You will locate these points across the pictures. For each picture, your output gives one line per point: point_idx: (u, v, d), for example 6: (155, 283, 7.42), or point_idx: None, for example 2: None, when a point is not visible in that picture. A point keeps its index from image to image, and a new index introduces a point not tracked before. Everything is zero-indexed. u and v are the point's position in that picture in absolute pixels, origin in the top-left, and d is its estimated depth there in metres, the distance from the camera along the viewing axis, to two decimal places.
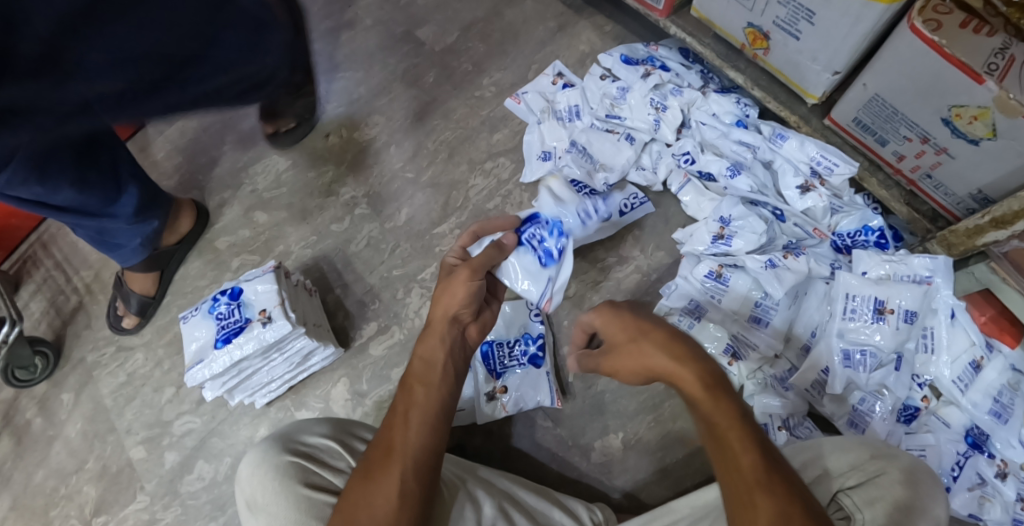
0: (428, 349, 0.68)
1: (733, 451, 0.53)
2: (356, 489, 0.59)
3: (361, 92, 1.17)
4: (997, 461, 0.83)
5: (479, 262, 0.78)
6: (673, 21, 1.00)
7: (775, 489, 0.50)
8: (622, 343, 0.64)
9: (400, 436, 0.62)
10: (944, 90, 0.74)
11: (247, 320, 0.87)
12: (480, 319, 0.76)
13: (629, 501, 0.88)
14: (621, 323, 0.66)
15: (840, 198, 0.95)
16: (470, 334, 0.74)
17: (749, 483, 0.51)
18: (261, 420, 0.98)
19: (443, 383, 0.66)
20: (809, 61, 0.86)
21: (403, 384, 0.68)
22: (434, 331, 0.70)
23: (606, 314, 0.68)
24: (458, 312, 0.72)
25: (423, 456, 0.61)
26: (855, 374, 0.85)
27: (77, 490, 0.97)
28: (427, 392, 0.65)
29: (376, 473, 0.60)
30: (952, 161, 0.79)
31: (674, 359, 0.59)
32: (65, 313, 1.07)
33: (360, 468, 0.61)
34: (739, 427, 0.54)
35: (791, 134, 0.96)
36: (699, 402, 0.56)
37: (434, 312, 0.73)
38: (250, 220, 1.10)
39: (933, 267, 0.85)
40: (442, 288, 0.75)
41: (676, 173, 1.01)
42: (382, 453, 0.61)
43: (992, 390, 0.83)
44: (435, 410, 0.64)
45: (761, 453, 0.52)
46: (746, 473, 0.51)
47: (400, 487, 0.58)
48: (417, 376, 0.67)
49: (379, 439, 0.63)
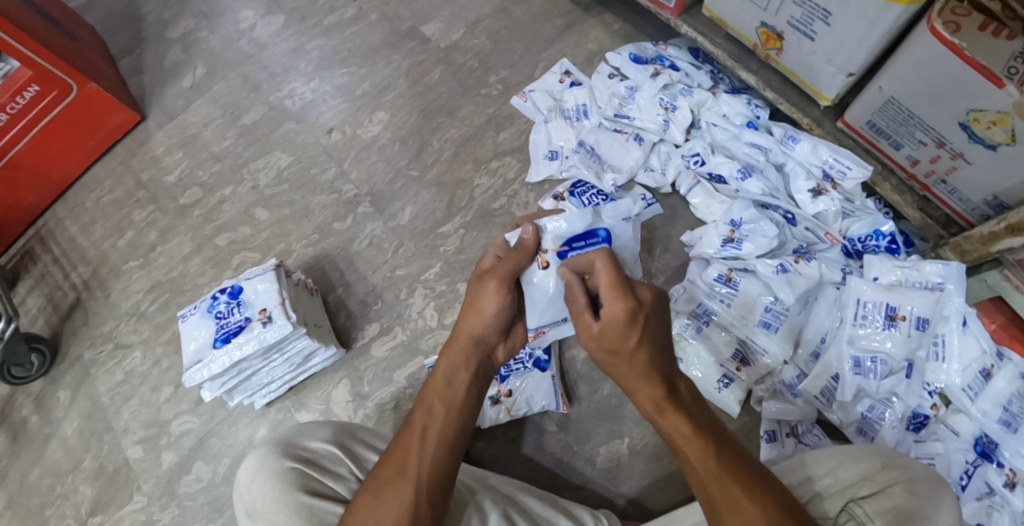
0: (449, 367, 0.67)
1: (694, 460, 0.59)
2: (363, 507, 0.58)
3: (365, 88, 1.15)
4: (1006, 471, 0.80)
5: (508, 268, 0.68)
6: (684, 21, 0.99)
7: (749, 494, 0.55)
8: (603, 355, 0.64)
9: (412, 458, 0.61)
10: (963, 93, 0.72)
11: (247, 320, 0.85)
12: (509, 340, 0.73)
13: (634, 508, 0.87)
14: (624, 332, 0.61)
15: (851, 202, 0.94)
16: (495, 356, 0.72)
17: (711, 494, 0.57)
18: (260, 422, 0.97)
19: (461, 404, 0.65)
20: (823, 63, 0.84)
21: (420, 399, 0.66)
22: (456, 347, 0.68)
23: (612, 311, 0.62)
24: (485, 332, 0.68)
25: (436, 477, 0.60)
26: (865, 381, 0.83)
27: (73, 489, 0.96)
28: (446, 412, 0.64)
29: (388, 495, 0.58)
30: (968, 167, 0.78)
31: (639, 380, 0.62)
32: (63, 310, 1.06)
33: (369, 487, 0.60)
34: (694, 437, 0.59)
35: (802, 137, 0.94)
36: (653, 417, 0.62)
37: (459, 329, 0.69)
38: (250, 217, 1.08)
39: (945, 274, 0.83)
40: (471, 296, 0.69)
41: (685, 175, 1.00)
42: (393, 474, 0.60)
43: (1002, 398, 0.82)
44: (451, 429, 0.63)
45: (718, 464, 0.58)
46: (708, 480, 0.58)
47: (412, 511, 0.57)
48: (435, 394, 0.65)
49: (391, 455, 0.62)
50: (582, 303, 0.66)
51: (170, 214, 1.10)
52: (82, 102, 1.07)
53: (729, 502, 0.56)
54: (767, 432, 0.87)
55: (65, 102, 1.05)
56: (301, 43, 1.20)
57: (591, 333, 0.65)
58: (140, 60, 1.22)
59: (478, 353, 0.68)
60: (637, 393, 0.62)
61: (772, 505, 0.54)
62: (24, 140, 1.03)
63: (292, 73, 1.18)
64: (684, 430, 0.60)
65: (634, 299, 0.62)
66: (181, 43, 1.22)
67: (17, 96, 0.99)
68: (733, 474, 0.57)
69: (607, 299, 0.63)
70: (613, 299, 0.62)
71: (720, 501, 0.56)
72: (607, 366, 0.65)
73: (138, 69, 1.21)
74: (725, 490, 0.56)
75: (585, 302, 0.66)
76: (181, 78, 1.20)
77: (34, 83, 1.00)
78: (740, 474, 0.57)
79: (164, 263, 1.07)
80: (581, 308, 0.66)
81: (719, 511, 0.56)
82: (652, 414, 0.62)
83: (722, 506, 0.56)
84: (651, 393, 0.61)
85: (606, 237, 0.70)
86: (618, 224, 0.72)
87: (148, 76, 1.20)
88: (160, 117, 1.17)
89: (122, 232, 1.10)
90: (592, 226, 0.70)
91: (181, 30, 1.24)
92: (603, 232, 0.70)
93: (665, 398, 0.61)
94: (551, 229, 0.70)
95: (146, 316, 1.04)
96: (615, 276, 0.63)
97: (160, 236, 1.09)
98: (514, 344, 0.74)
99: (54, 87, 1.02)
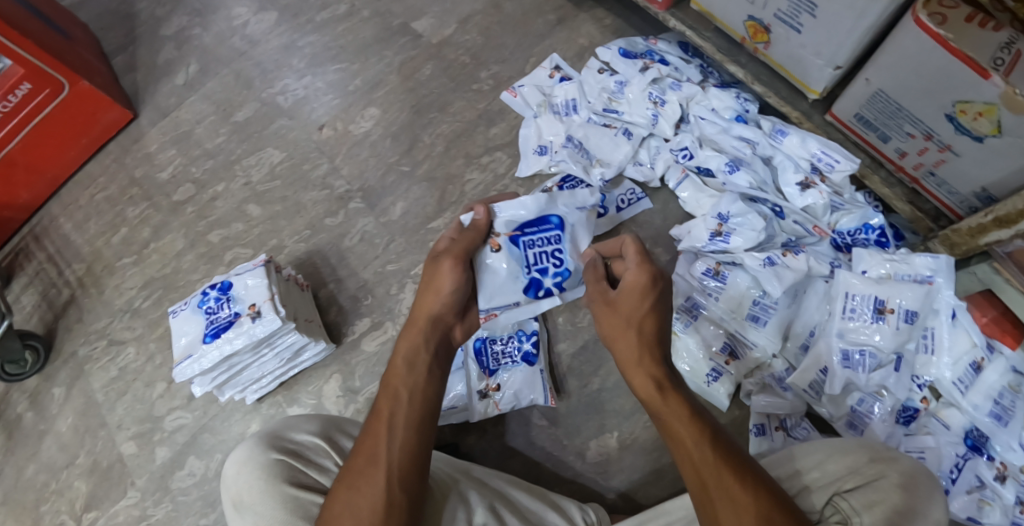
0: (411, 350, 0.68)
1: (689, 443, 0.59)
2: (339, 498, 0.58)
3: (357, 84, 1.15)
4: (997, 464, 0.81)
5: (464, 247, 0.71)
6: (673, 15, 0.99)
7: (740, 481, 0.56)
8: (614, 321, 0.67)
9: (382, 447, 0.61)
10: (949, 85, 0.72)
11: (236, 315, 0.85)
12: (466, 320, 0.74)
13: (624, 502, 0.87)
14: (639, 296, 0.66)
15: (841, 195, 0.93)
16: (453, 336, 0.73)
17: (704, 477, 0.57)
18: (253, 416, 0.97)
19: (417, 380, 0.66)
20: (812, 56, 0.84)
21: (385, 382, 0.67)
22: (415, 327, 0.70)
23: (636, 276, 0.66)
24: (442, 311, 0.70)
25: (407, 460, 0.60)
26: (854, 374, 0.83)
27: (67, 485, 0.96)
28: (411, 395, 0.65)
29: (362, 484, 0.59)
30: (956, 159, 0.78)
31: (637, 357, 0.64)
32: (57, 307, 1.06)
33: (342, 476, 0.61)
34: (692, 421, 0.60)
35: (791, 130, 0.94)
36: (652, 402, 0.63)
37: (418, 309, 0.71)
38: (242, 213, 1.09)
39: (934, 266, 0.83)
40: (426, 280, 0.72)
41: (674, 169, 1.00)
42: (364, 464, 0.60)
43: (993, 392, 0.81)
44: (418, 411, 0.64)
45: (713, 449, 0.58)
46: (702, 467, 0.58)
47: (385, 497, 0.58)
48: (399, 379, 0.66)
49: (361, 445, 0.62)
50: (601, 273, 0.71)
51: (163, 211, 1.11)
52: (74, 100, 1.08)
53: (723, 487, 0.56)
54: (756, 425, 0.87)
55: (58, 99, 1.05)
56: (293, 39, 1.20)
57: (604, 297, 0.69)
58: (132, 57, 1.22)
59: (435, 331, 0.70)
60: (637, 371, 0.64)
61: (762, 490, 0.55)
62: (19, 138, 1.04)
63: (285, 69, 1.18)
64: (682, 412, 0.61)
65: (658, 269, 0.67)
66: (175, 41, 1.23)
67: (10, 94, 1.00)
68: (726, 461, 0.57)
69: (632, 265, 0.67)
70: (639, 265, 0.66)
71: (711, 487, 0.57)
72: (613, 337, 0.67)
73: (132, 67, 1.22)
74: (718, 476, 0.57)
75: (603, 273, 0.71)
76: (175, 75, 1.20)
77: (27, 81, 1.01)
78: (730, 459, 0.58)
79: (157, 259, 1.08)
80: (599, 276, 0.71)
81: (709, 493, 0.57)
82: (652, 395, 0.63)
83: (714, 489, 0.56)
84: (651, 372, 0.63)
85: (557, 223, 0.73)
86: (573, 213, 0.74)
87: (141, 73, 1.21)
88: (153, 114, 1.18)
89: (116, 229, 1.10)
90: (544, 212, 0.73)
91: (174, 27, 1.24)
92: (556, 219, 0.73)
93: (666, 379, 0.63)
94: (503, 214, 0.73)
95: (140, 312, 1.05)
96: (644, 247, 0.68)
97: (154, 232, 1.09)
98: (471, 324, 0.75)
99: (46, 85, 1.03)
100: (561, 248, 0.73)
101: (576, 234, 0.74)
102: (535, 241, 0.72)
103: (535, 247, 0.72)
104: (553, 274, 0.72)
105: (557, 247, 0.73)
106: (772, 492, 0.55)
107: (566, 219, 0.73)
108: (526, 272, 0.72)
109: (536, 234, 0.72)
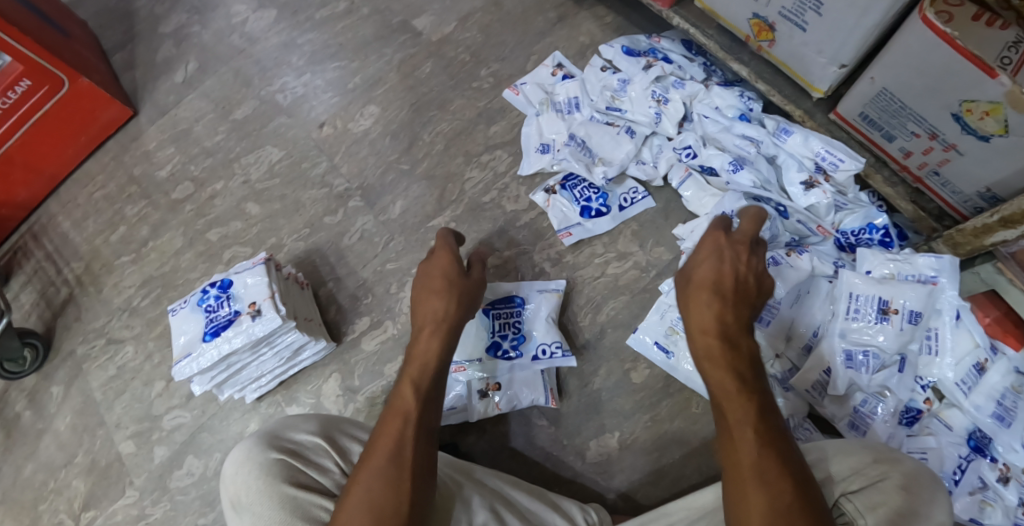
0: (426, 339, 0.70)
1: (732, 420, 0.59)
2: (356, 495, 0.58)
3: (357, 81, 1.14)
4: (999, 465, 0.80)
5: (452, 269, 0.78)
6: (675, 12, 0.98)
7: (774, 463, 0.55)
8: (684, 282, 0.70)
9: (403, 443, 0.61)
10: (955, 83, 0.71)
11: (235, 314, 0.84)
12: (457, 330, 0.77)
13: (625, 502, 0.87)
14: (716, 256, 0.69)
15: (845, 194, 0.92)
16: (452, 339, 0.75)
17: (740, 456, 0.57)
18: (251, 416, 0.97)
19: (434, 378, 0.68)
20: (815, 54, 0.84)
21: (400, 379, 0.68)
22: (428, 326, 0.72)
23: (706, 243, 0.71)
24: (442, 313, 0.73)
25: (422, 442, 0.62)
26: (857, 375, 0.83)
27: (65, 484, 0.96)
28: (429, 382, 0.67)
29: (377, 455, 0.61)
30: (960, 159, 0.77)
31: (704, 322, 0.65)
32: (56, 306, 1.06)
33: (358, 472, 0.61)
34: (740, 398, 0.60)
35: (795, 128, 0.93)
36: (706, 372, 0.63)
37: (423, 311, 0.74)
38: (241, 211, 1.08)
39: (938, 267, 0.82)
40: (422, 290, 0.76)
41: (676, 168, 0.99)
42: (385, 460, 0.60)
43: (995, 393, 0.80)
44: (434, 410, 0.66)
45: (755, 430, 0.57)
46: (741, 445, 0.57)
47: (399, 476, 0.59)
48: (418, 366, 0.68)
49: (378, 442, 0.62)
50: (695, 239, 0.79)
51: (162, 209, 1.10)
52: (73, 98, 1.07)
53: (757, 467, 0.55)
54: None
55: (57, 96, 1.05)
56: (293, 37, 1.20)
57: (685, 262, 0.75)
58: (131, 55, 1.21)
59: (451, 332, 0.72)
60: (700, 339, 0.65)
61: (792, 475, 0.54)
62: (17, 135, 1.03)
63: (284, 67, 1.17)
64: (729, 388, 0.61)
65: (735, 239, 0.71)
66: (174, 38, 1.22)
67: (8, 91, 0.99)
68: (768, 444, 0.56)
69: (707, 234, 0.73)
70: (713, 232, 0.72)
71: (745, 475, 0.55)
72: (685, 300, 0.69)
73: (131, 64, 1.21)
74: (756, 457, 0.56)
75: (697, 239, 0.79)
76: (174, 72, 1.19)
77: (26, 78, 1.00)
78: (774, 448, 0.56)
79: (156, 258, 1.07)
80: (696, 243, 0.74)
81: (744, 478, 0.55)
82: (705, 366, 0.64)
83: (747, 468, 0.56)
84: (712, 342, 0.63)
85: (520, 302, 0.94)
86: (536, 296, 0.94)
87: (140, 70, 1.20)
88: (152, 112, 1.17)
89: (114, 228, 1.10)
90: (512, 293, 0.95)
91: (173, 24, 1.23)
92: (520, 298, 0.94)
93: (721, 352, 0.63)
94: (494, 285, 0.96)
95: (138, 311, 1.04)
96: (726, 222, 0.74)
97: (152, 230, 1.09)
98: None
99: (45, 82, 1.02)
100: (521, 323, 0.93)
101: (535, 312, 0.94)
102: (501, 313, 0.94)
103: (500, 318, 0.93)
104: (512, 340, 0.92)
105: (518, 322, 0.93)
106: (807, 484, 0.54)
107: (529, 300, 0.94)
108: (491, 336, 0.92)
109: (503, 307, 0.94)
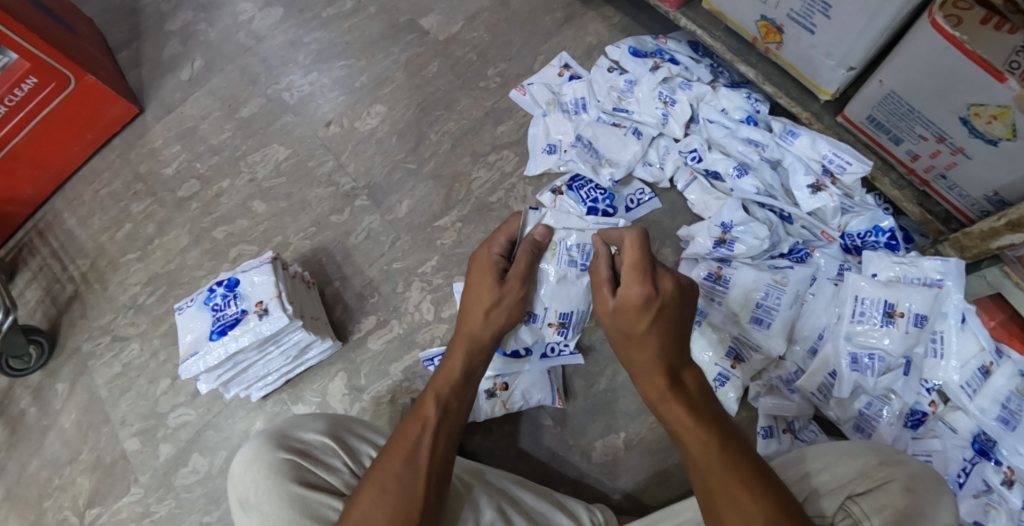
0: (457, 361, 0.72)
1: (696, 452, 0.61)
2: (370, 499, 0.59)
3: (364, 80, 1.14)
4: (1004, 468, 0.80)
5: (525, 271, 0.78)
6: (683, 13, 0.98)
7: (746, 489, 0.56)
8: (617, 333, 0.69)
9: (419, 451, 0.63)
10: (963, 87, 0.72)
11: (242, 312, 0.84)
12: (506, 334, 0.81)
13: (630, 503, 0.87)
14: (639, 308, 0.66)
15: (851, 198, 0.93)
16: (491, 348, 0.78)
17: (708, 482, 0.59)
18: (257, 414, 0.97)
19: (459, 394, 0.70)
20: (824, 57, 0.84)
21: (426, 390, 0.70)
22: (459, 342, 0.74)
23: (631, 290, 0.67)
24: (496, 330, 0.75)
25: (442, 462, 0.64)
26: (862, 378, 0.83)
27: (70, 481, 0.96)
28: (451, 403, 0.68)
29: (391, 482, 0.60)
30: (968, 162, 0.77)
31: (648, 365, 0.66)
32: (61, 302, 1.06)
33: (371, 472, 0.62)
34: (698, 427, 0.62)
35: (802, 131, 0.94)
36: (658, 405, 0.66)
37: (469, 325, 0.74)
38: (248, 210, 1.08)
39: (944, 270, 0.82)
40: (482, 295, 0.76)
41: (682, 171, 0.99)
42: (400, 465, 0.61)
43: (1000, 396, 0.81)
44: (455, 420, 0.68)
45: (719, 456, 0.59)
46: (710, 474, 0.59)
47: (419, 501, 0.59)
48: (441, 385, 0.69)
49: (395, 447, 0.63)
50: (604, 277, 0.72)
51: (167, 207, 1.10)
52: (79, 95, 1.07)
53: (728, 493, 0.57)
54: (764, 427, 0.87)
55: (63, 94, 1.05)
56: (299, 35, 1.20)
57: (608, 307, 0.70)
58: (137, 52, 1.22)
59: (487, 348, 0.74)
60: (645, 378, 0.67)
61: (768, 499, 0.55)
62: (23, 132, 1.04)
63: (291, 65, 1.17)
64: (686, 421, 0.63)
65: (652, 281, 0.67)
66: (180, 35, 1.22)
67: (15, 89, 1.00)
68: (735, 471, 0.58)
69: (626, 278, 0.68)
70: (632, 280, 0.67)
71: (717, 492, 0.58)
72: (618, 345, 0.70)
73: (136, 61, 1.21)
74: (725, 485, 0.58)
75: (606, 277, 0.72)
76: (180, 70, 1.19)
77: (32, 75, 1.00)
78: (740, 470, 0.58)
79: (161, 255, 1.07)
80: (602, 281, 0.72)
81: (716, 503, 0.58)
82: (657, 402, 0.66)
83: (720, 497, 0.58)
84: (658, 382, 0.65)
85: None
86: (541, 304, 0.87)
87: (145, 67, 1.20)
88: (158, 109, 1.17)
89: (119, 225, 1.10)
90: None
91: (179, 22, 1.24)
92: None
93: (669, 388, 0.65)
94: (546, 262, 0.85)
95: (144, 309, 1.04)
96: (639, 256, 0.68)
97: (158, 228, 1.09)
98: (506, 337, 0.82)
99: (52, 79, 1.02)
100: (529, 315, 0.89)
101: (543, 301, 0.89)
102: None
103: None
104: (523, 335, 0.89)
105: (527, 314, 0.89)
106: (780, 498, 0.56)
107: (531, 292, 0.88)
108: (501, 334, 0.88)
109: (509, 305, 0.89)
